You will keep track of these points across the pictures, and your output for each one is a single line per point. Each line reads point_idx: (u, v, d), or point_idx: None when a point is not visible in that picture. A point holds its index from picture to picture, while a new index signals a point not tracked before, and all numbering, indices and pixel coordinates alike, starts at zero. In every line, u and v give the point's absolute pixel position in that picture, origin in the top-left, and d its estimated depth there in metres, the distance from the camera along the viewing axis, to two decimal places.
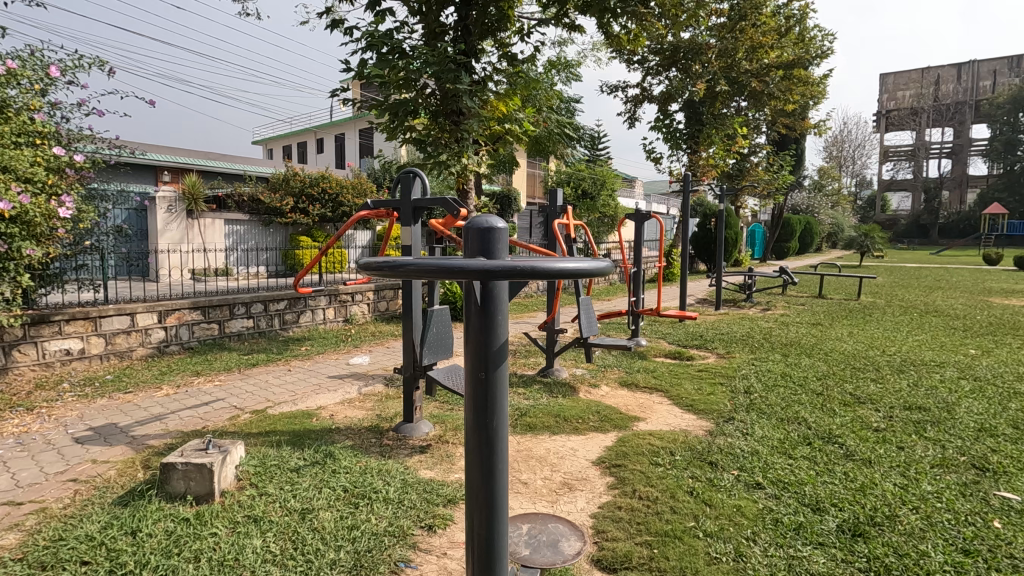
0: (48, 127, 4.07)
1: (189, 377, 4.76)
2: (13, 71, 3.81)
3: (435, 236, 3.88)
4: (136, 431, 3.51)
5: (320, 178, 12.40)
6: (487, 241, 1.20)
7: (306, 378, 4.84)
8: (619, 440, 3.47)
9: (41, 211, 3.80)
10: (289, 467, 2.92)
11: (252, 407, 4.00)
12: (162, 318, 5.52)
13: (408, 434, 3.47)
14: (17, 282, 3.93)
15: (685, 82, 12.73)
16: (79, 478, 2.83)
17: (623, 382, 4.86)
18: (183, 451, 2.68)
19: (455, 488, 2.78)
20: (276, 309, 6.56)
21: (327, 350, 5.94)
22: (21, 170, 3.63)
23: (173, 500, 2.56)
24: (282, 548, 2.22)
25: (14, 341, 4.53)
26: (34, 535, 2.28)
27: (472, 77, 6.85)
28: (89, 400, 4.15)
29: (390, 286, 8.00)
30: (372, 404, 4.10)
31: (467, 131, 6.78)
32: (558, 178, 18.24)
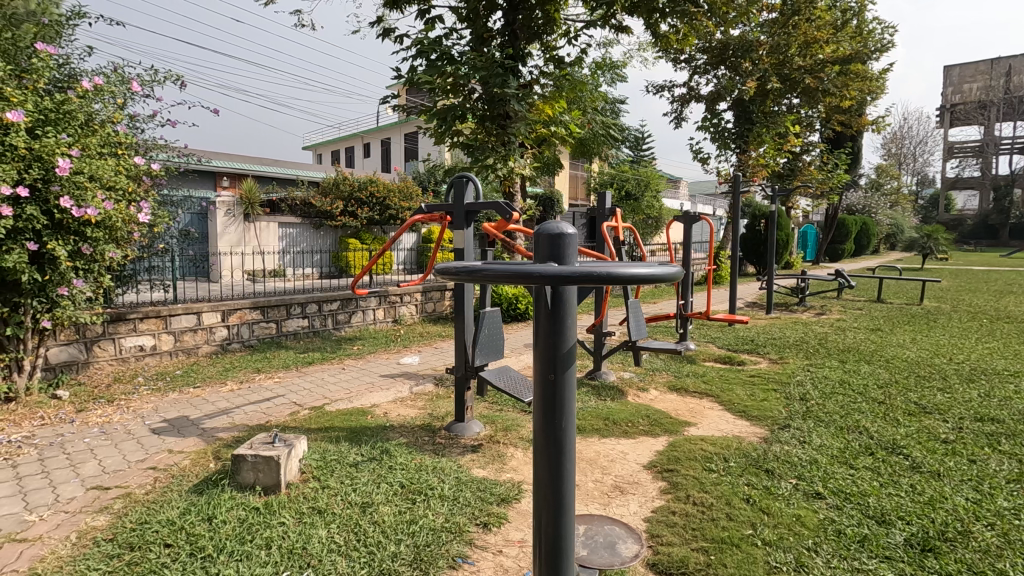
0: (128, 138, 4.35)
1: (251, 373, 5.00)
2: (100, 87, 4.10)
3: (487, 239, 3.93)
4: (206, 423, 3.72)
5: (368, 182, 12.72)
6: (557, 246, 1.24)
7: (359, 377, 4.99)
8: (671, 445, 3.43)
9: (122, 216, 4.06)
10: (348, 462, 3.04)
11: (310, 404, 4.17)
12: (226, 318, 5.82)
13: (460, 433, 3.54)
14: (99, 282, 4.22)
15: (734, 80, 12.43)
16: (156, 467, 3.02)
17: (672, 386, 4.79)
18: (252, 444, 2.83)
19: (508, 488, 2.82)
20: (329, 309, 6.80)
21: (378, 350, 6.11)
22: (106, 178, 3.91)
23: (243, 490, 2.70)
24: (346, 539, 2.32)
25: (95, 337, 4.86)
26: (122, 518, 2.45)
27: (520, 80, 6.91)
28: (162, 393, 4.41)
29: (437, 287, 8.16)
30: (423, 403, 4.20)
31: (514, 135, 6.83)
32: (601, 180, 18.11)
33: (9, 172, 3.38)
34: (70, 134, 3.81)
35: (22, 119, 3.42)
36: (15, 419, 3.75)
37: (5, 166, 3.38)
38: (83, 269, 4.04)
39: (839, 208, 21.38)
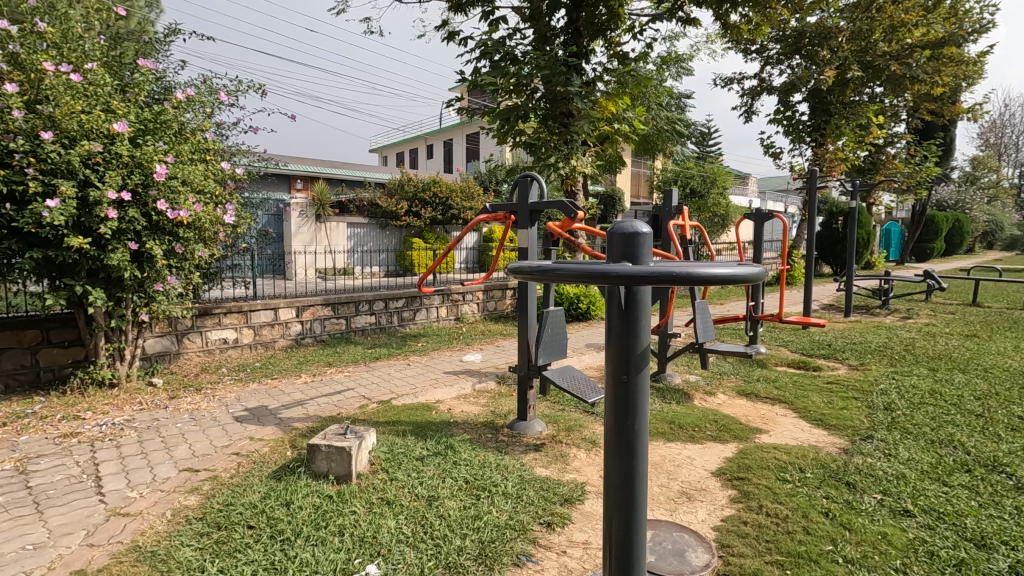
0: (215, 145, 4.67)
1: (323, 367, 5.24)
2: (192, 98, 4.43)
3: (551, 238, 3.92)
4: (283, 413, 3.93)
5: (432, 183, 13.03)
6: (632, 246, 1.21)
7: (424, 372, 5.13)
8: (741, 452, 3.30)
9: (210, 218, 4.36)
10: (415, 456, 3.12)
11: (378, 398, 4.32)
12: (300, 314, 6.12)
13: (522, 431, 3.56)
14: (189, 278, 4.55)
15: (810, 70, 11.76)
16: (239, 452, 3.23)
17: (741, 391, 4.60)
18: (326, 434, 2.96)
19: (571, 488, 2.80)
20: (395, 307, 7.02)
21: (441, 347, 6.24)
22: (196, 182, 4.22)
23: (318, 478, 2.84)
24: (414, 530, 2.38)
25: (185, 330, 5.24)
26: (210, 499, 2.64)
27: (583, 77, 6.86)
28: (243, 384, 4.71)
29: (499, 286, 8.23)
30: (486, 400, 4.25)
31: (577, 133, 6.77)
32: (665, 177, 17.65)
33: (114, 178, 3.71)
34: (166, 142, 4.12)
35: (126, 130, 3.75)
36: (117, 403, 4.11)
37: (111, 173, 3.72)
38: (175, 267, 4.37)
39: (928, 204, 19.76)
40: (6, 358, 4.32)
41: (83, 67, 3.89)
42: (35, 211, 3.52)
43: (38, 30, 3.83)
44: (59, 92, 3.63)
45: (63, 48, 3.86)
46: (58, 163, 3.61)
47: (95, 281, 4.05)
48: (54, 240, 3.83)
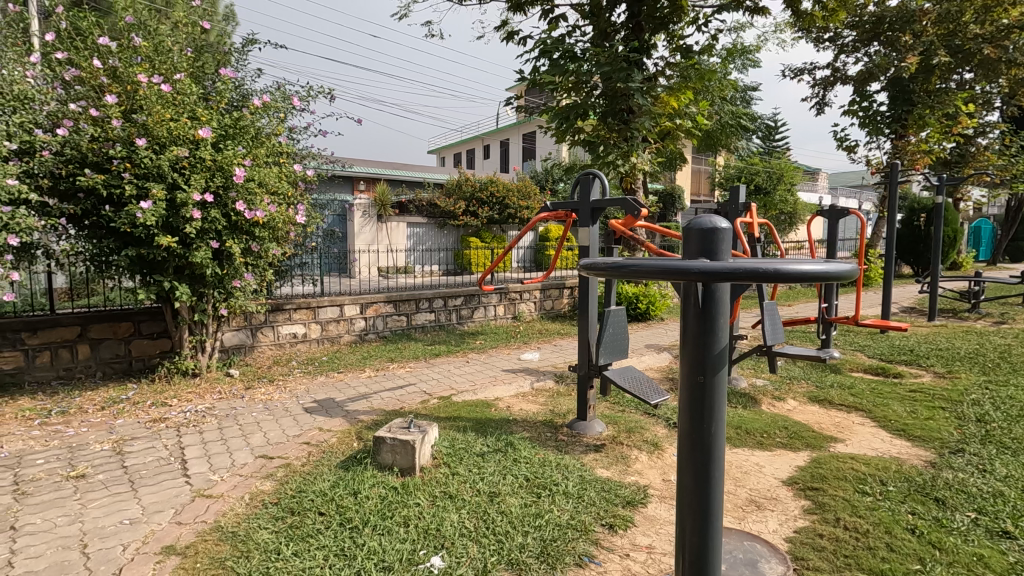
0: (288, 148, 4.90)
1: (386, 362, 5.39)
2: (268, 104, 4.69)
3: (613, 237, 3.86)
4: (349, 406, 4.08)
5: (489, 182, 13.16)
6: (710, 242, 1.17)
7: (483, 370, 5.18)
8: (814, 461, 3.13)
9: (283, 218, 4.59)
10: (475, 452, 3.16)
11: (438, 393, 4.40)
12: (364, 310, 6.33)
13: (582, 431, 3.53)
14: (262, 275, 4.80)
15: (890, 57, 11.01)
16: (309, 442, 3.37)
17: (813, 397, 4.37)
18: (390, 428, 3.05)
19: (634, 491, 2.75)
20: (454, 304, 7.14)
21: (499, 345, 6.29)
22: (271, 184, 4.44)
23: (383, 470, 2.92)
24: (476, 525, 2.41)
25: (259, 324, 5.53)
26: (284, 485, 2.77)
27: (644, 73, 6.72)
28: (312, 376, 4.93)
29: (556, 285, 8.20)
30: (545, 399, 4.25)
31: (638, 129, 6.60)
32: (727, 174, 17.05)
33: (198, 181, 3.96)
34: (244, 146, 4.37)
35: (210, 135, 4.00)
36: (199, 392, 4.40)
37: (196, 176, 3.97)
38: (251, 265, 4.62)
39: None
40: (104, 348, 4.71)
41: (172, 78, 4.18)
42: (130, 212, 3.82)
43: (134, 45, 4.15)
44: (151, 101, 3.91)
45: (155, 61, 4.15)
46: (150, 167, 3.89)
47: (180, 277, 4.33)
48: (145, 239, 4.13)
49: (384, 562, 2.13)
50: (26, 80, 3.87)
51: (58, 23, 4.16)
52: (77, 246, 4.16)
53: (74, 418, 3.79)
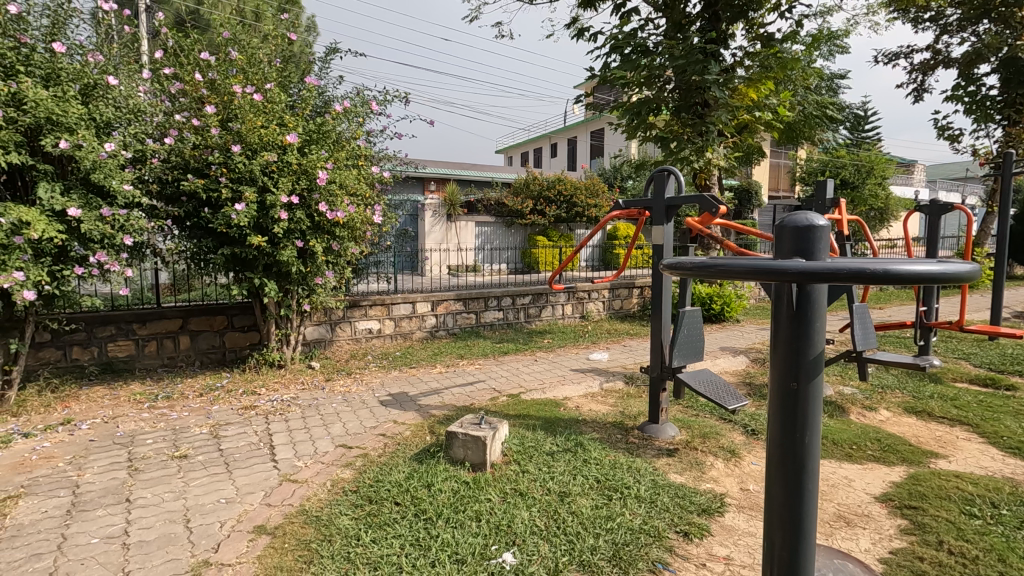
0: (366, 151, 5.11)
1: (456, 359, 5.51)
2: (348, 109, 4.90)
3: (688, 235, 3.74)
4: (422, 400, 4.20)
5: (557, 181, 13.15)
6: (805, 240, 1.11)
7: (551, 369, 5.17)
8: (912, 477, 2.89)
9: (361, 218, 4.78)
10: (545, 450, 3.16)
11: (507, 391, 4.44)
12: (434, 308, 6.49)
13: (654, 434, 3.44)
14: (341, 272, 5.03)
15: (1002, 36, 9.96)
16: (385, 434, 3.50)
17: (908, 407, 4.04)
18: (462, 423, 3.11)
19: (710, 499, 2.65)
20: (522, 303, 7.18)
21: (567, 344, 6.26)
22: (351, 186, 4.65)
23: (455, 464, 2.99)
24: (547, 524, 2.41)
25: (338, 319, 5.81)
26: (362, 474, 2.89)
27: (721, 64, 6.44)
28: (386, 371, 5.12)
29: (625, 284, 8.05)
30: (614, 400, 4.18)
31: (713, 123, 6.33)
32: (810, 168, 16.08)
33: (285, 184, 4.21)
34: (326, 150, 4.61)
35: (296, 141, 4.25)
36: (284, 382, 4.68)
37: (284, 179, 4.23)
38: (331, 263, 4.86)
39: None
40: (202, 339, 5.12)
41: (263, 88, 4.47)
42: (226, 214, 4.13)
43: (231, 59, 4.49)
44: (245, 110, 4.20)
45: (248, 72, 4.47)
46: (243, 172, 4.18)
47: (269, 274, 4.61)
48: (239, 239, 4.45)
49: (457, 555, 2.17)
50: (138, 95, 4.18)
51: (165, 41, 4.55)
52: (181, 245, 4.55)
53: (177, 403, 4.15)
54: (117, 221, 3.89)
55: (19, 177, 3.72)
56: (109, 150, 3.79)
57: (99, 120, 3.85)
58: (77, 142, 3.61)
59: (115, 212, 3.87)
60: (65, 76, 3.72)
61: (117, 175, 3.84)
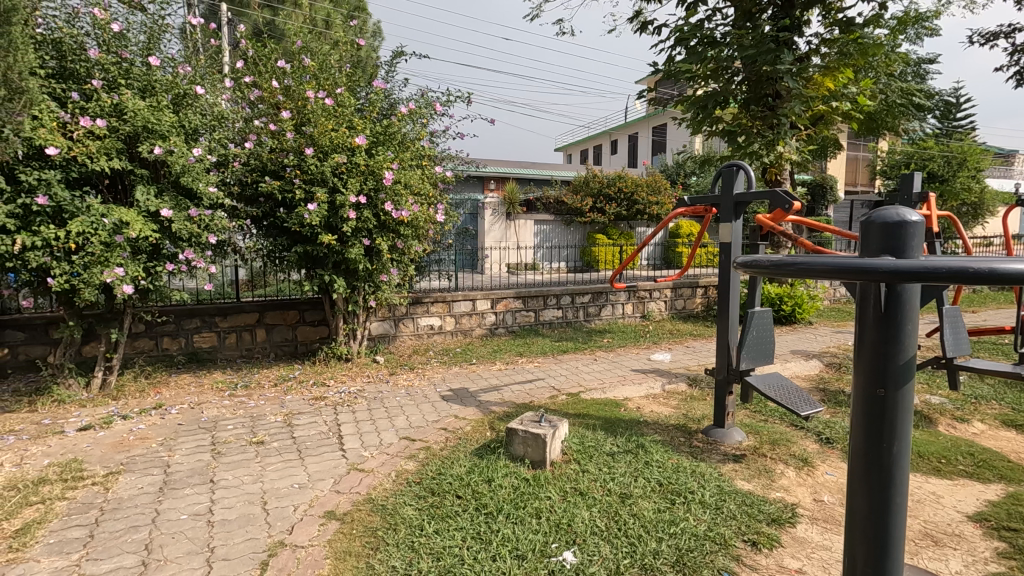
0: (430, 151, 5.22)
1: (515, 356, 5.54)
2: (413, 111, 5.03)
3: (758, 232, 3.57)
4: (482, 397, 4.26)
5: (617, 178, 12.96)
6: (895, 237, 1.03)
7: (612, 369, 5.10)
8: (1010, 497, 2.65)
9: (424, 217, 4.90)
10: (605, 451, 3.12)
11: (567, 390, 4.42)
12: (494, 305, 6.56)
13: (720, 439, 3.32)
14: (405, 269, 5.17)
15: None
16: (447, 428, 3.57)
17: (1007, 421, 3.70)
18: (523, 420, 3.12)
19: (780, 508, 2.54)
20: (581, 301, 7.12)
21: (628, 344, 6.16)
22: (416, 186, 4.77)
23: (515, 461, 3.00)
24: (607, 525, 2.38)
25: (401, 315, 5.97)
26: (425, 466, 2.97)
27: (795, 53, 6.12)
28: (447, 366, 5.22)
29: (688, 284, 7.82)
30: (677, 402, 4.08)
31: (786, 116, 6.02)
32: (893, 160, 14.99)
33: (354, 184, 4.38)
34: (392, 151, 4.76)
35: (364, 143, 4.42)
36: (351, 375, 4.88)
37: (352, 180, 4.40)
38: (395, 260, 5.01)
39: None
40: (276, 332, 5.41)
41: (334, 92, 4.66)
42: (300, 214, 4.35)
43: (304, 65, 4.71)
44: (317, 114, 4.41)
45: (320, 78, 4.68)
46: (315, 173, 4.39)
47: (337, 271, 4.81)
48: (311, 237, 4.66)
49: (517, 550, 2.19)
50: (222, 103, 4.47)
51: (245, 51, 4.83)
52: (258, 243, 4.86)
53: (254, 392, 4.41)
54: (202, 221, 4.18)
55: (119, 181, 4.04)
56: (196, 155, 4.07)
57: (188, 126, 4.13)
58: (169, 148, 3.90)
59: (200, 212, 4.16)
60: (160, 87, 4.03)
61: (203, 178, 4.12)
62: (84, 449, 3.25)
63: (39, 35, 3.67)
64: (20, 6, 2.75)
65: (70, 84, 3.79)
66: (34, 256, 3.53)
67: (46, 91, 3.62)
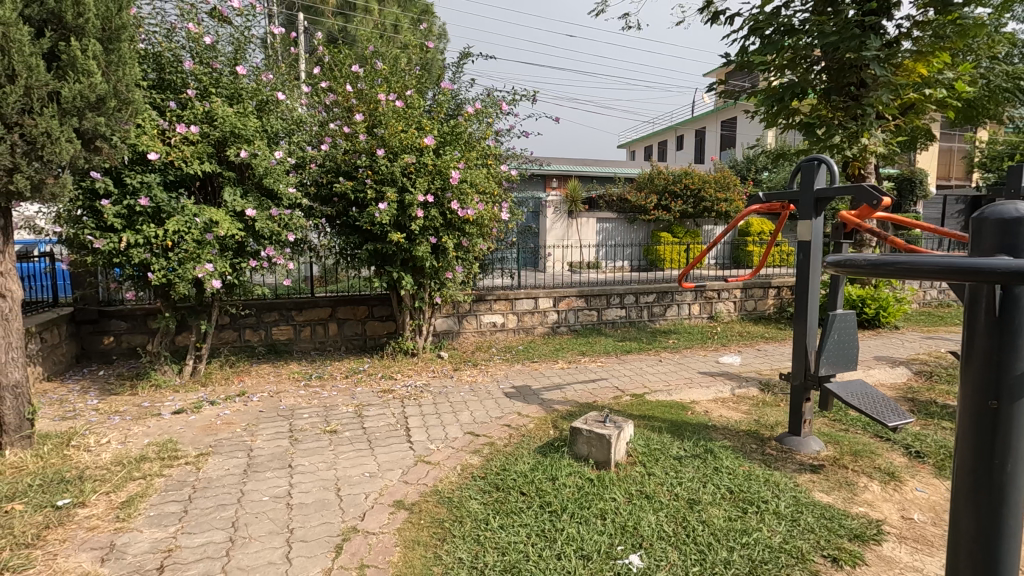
0: (495, 150, 5.27)
1: (577, 355, 5.51)
2: (479, 111, 5.11)
3: (842, 230, 3.36)
4: (545, 395, 4.26)
5: (683, 175, 12.57)
6: (1012, 234, 0.94)
7: (678, 370, 4.96)
8: None
9: (489, 215, 4.95)
10: (671, 454, 3.05)
11: (631, 390, 4.35)
12: (556, 304, 6.54)
13: (796, 447, 3.16)
14: (469, 266, 5.25)
15: None
16: (510, 425, 3.60)
17: None
18: (587, 420, 3.10)
19: (864, 524, 2.38)
20: (646, 301, 6.98)
21: (694, 346, 5.97)
22: (480, 185, 4.84)
23: (579, 461, 2.99)
24: (675, 530, 2.32)
25: (465, 312, 6.07)
26: (489, 462, 3.00)
27: (883, 38, 5.70)
28: (510, 364, 5.26)
29: (760, 284, 7.49)
30: (748, 407, 3.92)
31: (871, 105, 5.62)
32: (995, 151, 13.69)
33: (422, 184, 4.50)
34: (459, 151, 4.85)
35: (432, 143, 4.52)
36: (417, 369, 5.02)
37: (420, 180, 4.52)
38: (460, 258, 5.10)
39: None
40: (347, 327, 5.64)
41: (404, 95, 4.81)
42: (371, 213, 4.51)
43: (376, 69, 4.88)
44: (388, 116, 4.56)
45: (390, 81, 4.83)
46: (386, 173, 4.54)
47: (405, 268, 4.96)
48: (380, 235, 4.82)
49: (582, 550, 2.18)
50: (300, 108, 4.71)
51: (321, 58, 5.05)
52: (332, 242, 5.09)
53: (327, 383, 4.63)
54: (282, 220, 4.42)
55: (208, 184, 4.35)
56: (277, 157, 4.31)
57: (270, 131, 4.39)
58: (253, 152, 4.15)
59: (281, 212, 4.41)
60: (245, 94, 4.30)
61: (283, 179, 4.35)
62: (178, 431, 3.52)
63: (142, 50, 4.00)
64: (128, 24, 3.01)
65: (167, 94, 4.11)
66: (137, 253, 3.87)
67: (147, 101, 3.94)
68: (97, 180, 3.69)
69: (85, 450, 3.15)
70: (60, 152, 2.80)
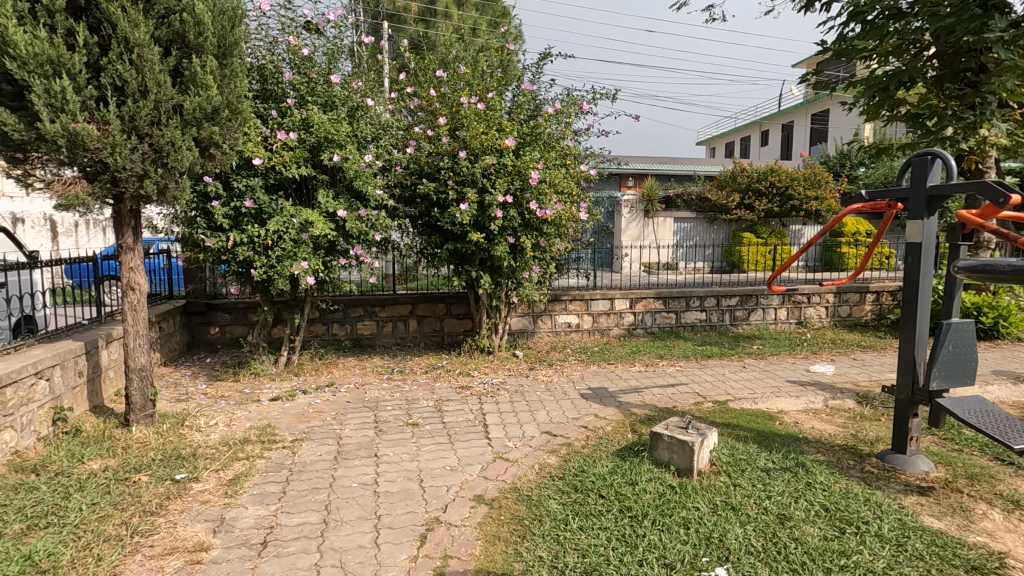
0: (574, 149, 5.26)
1: (655, 358, 5.38)
2: (558, 111, 5.12)
3: (959, 231, 3.06)
4: (622, 397, 4.20)
5: (769, 172, 11.94)
6: None
7: (763, 378, 4.73)
8: None
9: (566, 215, 4.95)
10: (759, 466, 2.90)
11: (713, 397, 4.19)
12: (633, 305, 6.42)
13: (900, 467, 2.91)
14: (546, 266, 5.27)
15: None
16: (588, 426, 3.58)
17: None
18: (668, 425, 3.01)
19: (982, 554, 2.16)
20: (728, 304, 6.70)
21: (781, 352, 5.67)
22: (559, 184, 4.85)
23: (659, 466, 2.92)
24: (764, 546, 2.21)
25: (540, 312, 6.09)
26: (567, 462, 3.00)
27: (1009, 16, 5.12)
28: (585, 364, 5.23)
29: (856, 288, 6.97)
30: (844, 420, 3.66)
31: (992, 92, 5.08)
32: None
33: (501, 184, 4.57)
34: (538, 151, 4.90)
35: (512, 144, 4.59)
36: (493, 367, 5.11)
37: (500, 180, 4.59)
38: (537, 258, 5.13)
39: None
40: (427, 323, 5.83)
41: (485, 97, 4.91)
42: (452, 213, 4.63)
43: (459, 73, 5.00)
44: (471, 118, 4.67)
45: (472, 84, 4.93)
46: (467, 174, 4.63)
47: (484, 268, 5.04)
48: (460, 235, 4.93)
49: (665, 559, 2.13)
50: (387, 113, 4.91)
51: (407, 64, 5.25)
52: (414, 241, 5.28)
53: (408, 377, 4.81)
54: (369, 220, 4.63)
55: (304, 186, 4.64)
56: (366, 161, 4.52)
57: (360, 136, 4.62)
58: (345, 155, 4.39)
59: (368, 212, 4.62)
60: (338, 101, 4.54)
61: (371, 181, 4.56)
62: (275, 417, 3.78)
63: (249, 64, 4.32)
64: (239, 40, 3.26)
65: (269, 103, 4.41)
66: (242, 251, 4.19)
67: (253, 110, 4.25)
68: (210, 184, 4.04)
69: (197, 430, 3.45)
70: (181, 159, 3.10)
